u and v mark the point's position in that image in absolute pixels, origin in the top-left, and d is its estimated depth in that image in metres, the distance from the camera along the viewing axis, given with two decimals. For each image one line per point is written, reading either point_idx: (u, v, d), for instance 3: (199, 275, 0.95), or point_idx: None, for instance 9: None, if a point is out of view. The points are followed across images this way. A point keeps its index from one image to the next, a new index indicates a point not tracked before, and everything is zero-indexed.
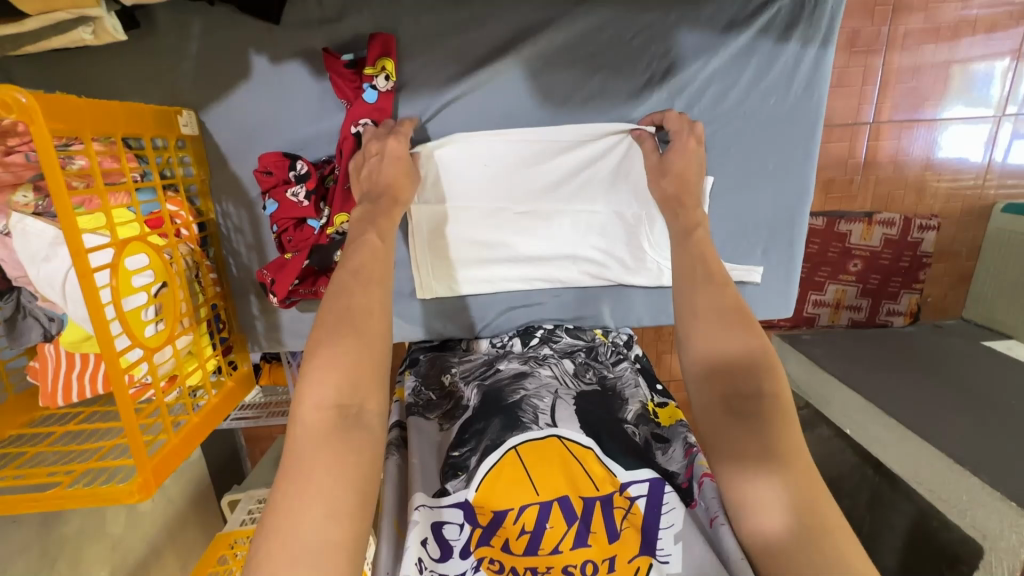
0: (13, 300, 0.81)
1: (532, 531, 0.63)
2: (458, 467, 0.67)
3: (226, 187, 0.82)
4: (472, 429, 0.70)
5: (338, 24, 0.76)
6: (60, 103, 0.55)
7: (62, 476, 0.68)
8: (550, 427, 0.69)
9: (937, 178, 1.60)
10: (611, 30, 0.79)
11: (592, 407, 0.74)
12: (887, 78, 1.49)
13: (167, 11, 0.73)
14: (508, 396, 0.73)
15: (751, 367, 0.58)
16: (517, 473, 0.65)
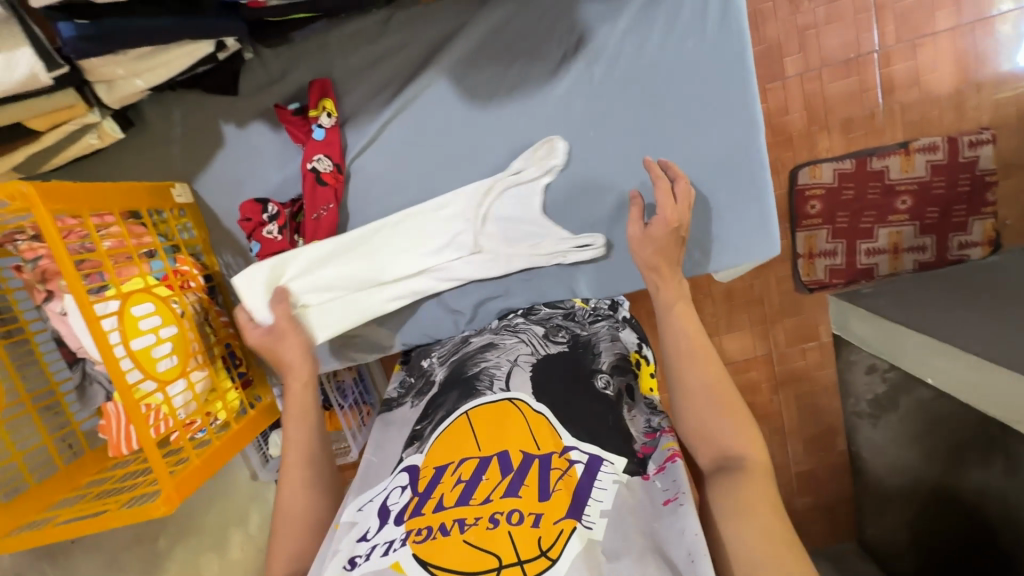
0: (80, 369, 0.97)
1: (466, 481, 0.63)
2: (415, 437, 0.74)
3: (225, 242, 0.95)
4: (433, 404, 0.77)
5: (283, 82, 0.88)
6: (57, 188, 0.69)
7: (115, 501, 0.80)
8: (504, 391, 0.73)
9: (977, 89, 1.48)
10: (517, 21, 0.85)
11: (554, 372, 0.77)
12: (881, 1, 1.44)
13: (152, 107, 0.89)
14: (468, 369, 0.79)
15: (729, 407, 0.70)
16: (464, 434, 0.68)
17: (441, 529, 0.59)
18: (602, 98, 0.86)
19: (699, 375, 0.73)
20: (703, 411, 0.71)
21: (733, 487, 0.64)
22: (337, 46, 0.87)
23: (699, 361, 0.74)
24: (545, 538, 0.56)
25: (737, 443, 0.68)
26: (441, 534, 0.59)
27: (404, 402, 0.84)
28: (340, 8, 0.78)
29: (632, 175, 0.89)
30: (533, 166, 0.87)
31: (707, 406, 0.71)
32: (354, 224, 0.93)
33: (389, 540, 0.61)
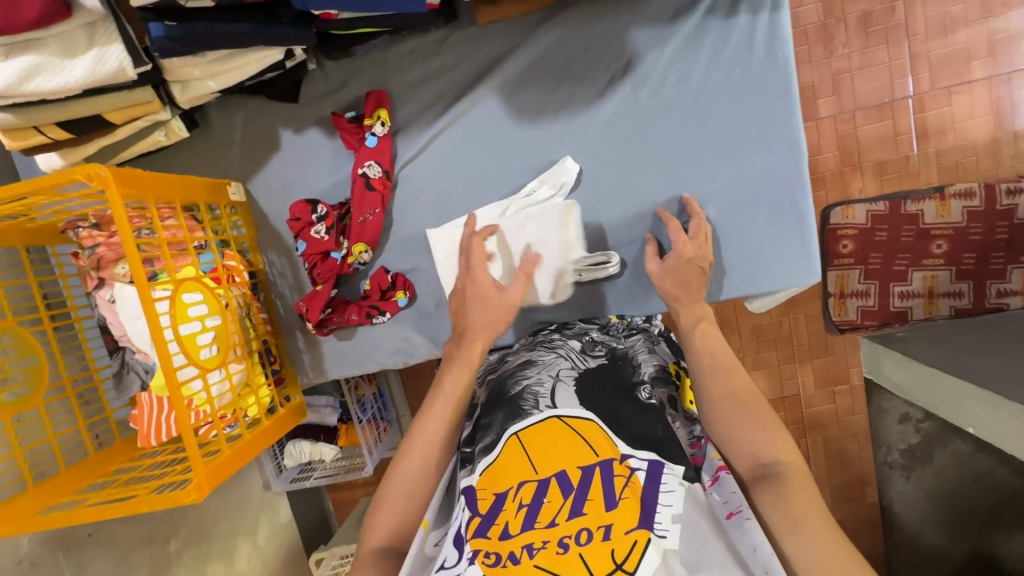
0: (119, 357, 1.00)
1: (528, 505, 0.61)
2: (468, 460, 0.72)
3: (270, 241, 0.98)
4: (481, 424, 0.74)
5: (341, 93, 0.93)
6: (130, 178, 0.73)
7: (145, 488, 0.80)
8: (550, 409, 0.70)
9: (1014, 138, 1.47)
10: (568, 43, 0.88)
11: (595, 385, 0.75)
12: (917, 50, 1.45)
13: (217, 111, 0.94)
14: (511, 389, 0.76)
15: (756, 414, 0.70)
16: (516, 455, 0.66)
17: (511, 556, 0.58)
18: (646, 120, 0.88)
19: (722, 385, 0.73)
20: (732, 422, 0.70)
21: (774, 495, 0.63)
22: (394, 63, 0.92)
23: (721, 372, 0.74)
24: (619, 550, 0.56)
25: (771, 447, 0.67)
26: (512, 562, 0.58)
27: (454, 424, 0.83)
28: (403, 23, 0.83)
29: (672, 194, 0.90)
30: (547, 184, 0.89)
31: (735, 415, 0.70)
32: (397, 231, 0.96)
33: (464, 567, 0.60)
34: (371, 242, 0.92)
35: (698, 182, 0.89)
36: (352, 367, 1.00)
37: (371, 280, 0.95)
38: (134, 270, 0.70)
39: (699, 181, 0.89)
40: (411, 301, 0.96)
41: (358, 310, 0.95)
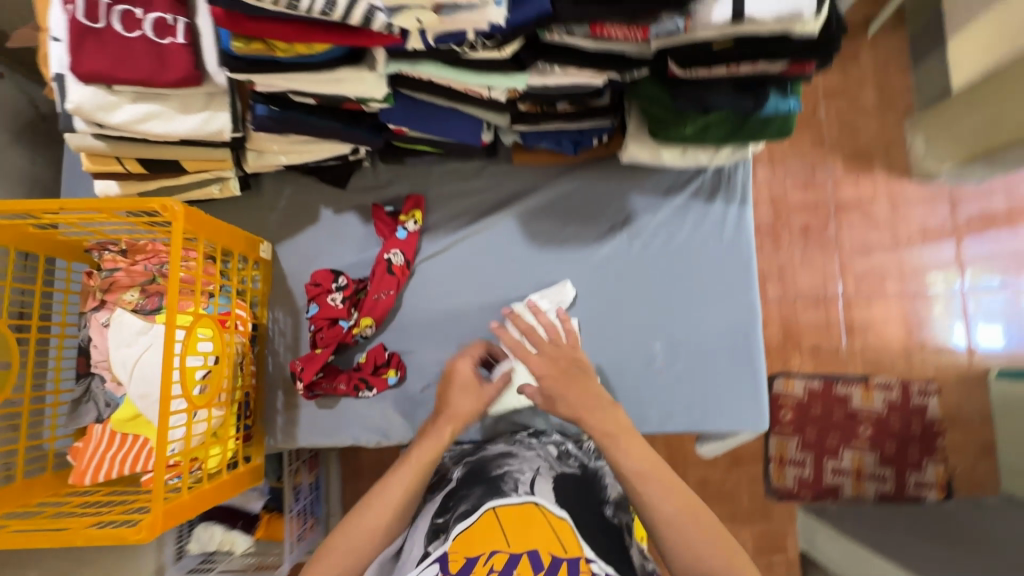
0: (84, 383, 0.98)
1: (499, 571, 0.62)
2: (439, 531, 0.74)
3: (281, 300, 1.05)
4: (455, 496, 0.79)
5: (384, 189, 1.08)
6: (191, 220, 0.81)
7: (81, 522, 0.75)
8: (528, 493, 0.75)
9: (923, 348, 1.74)
10: (580, 192, 1.08)
11: (568, 489, 0.81)
12: (845, 261, 1.77)
13: (270, 180, 1.07)
14: (492, 471, 0.82)
15: (706, 530, 0.72)
16: (492, 527, 0.69)
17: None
18: (635, 266, 1.06)
19: (670, 505, 0.74)
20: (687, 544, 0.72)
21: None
22: (436, 176, 1.09)
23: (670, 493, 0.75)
24: None
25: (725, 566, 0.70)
26: None
27: (423, 502, 0.86)
28: (454, 147, 1.01)
29: (649, 330, 1.04)
30: (547, 299, 1.03)
31: (687, 536, 0.72)
32: (403, 314, 1.04)
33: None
34: (379, 319, 1.00)
35: (672, 324, 1.04)
36: (325, 437, 1.00)
37: (367, 353, 1.00)
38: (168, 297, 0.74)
39: (673, 323, 1.04)
40: (400, 381, 1.01)
41: (347, 380, 0.99)
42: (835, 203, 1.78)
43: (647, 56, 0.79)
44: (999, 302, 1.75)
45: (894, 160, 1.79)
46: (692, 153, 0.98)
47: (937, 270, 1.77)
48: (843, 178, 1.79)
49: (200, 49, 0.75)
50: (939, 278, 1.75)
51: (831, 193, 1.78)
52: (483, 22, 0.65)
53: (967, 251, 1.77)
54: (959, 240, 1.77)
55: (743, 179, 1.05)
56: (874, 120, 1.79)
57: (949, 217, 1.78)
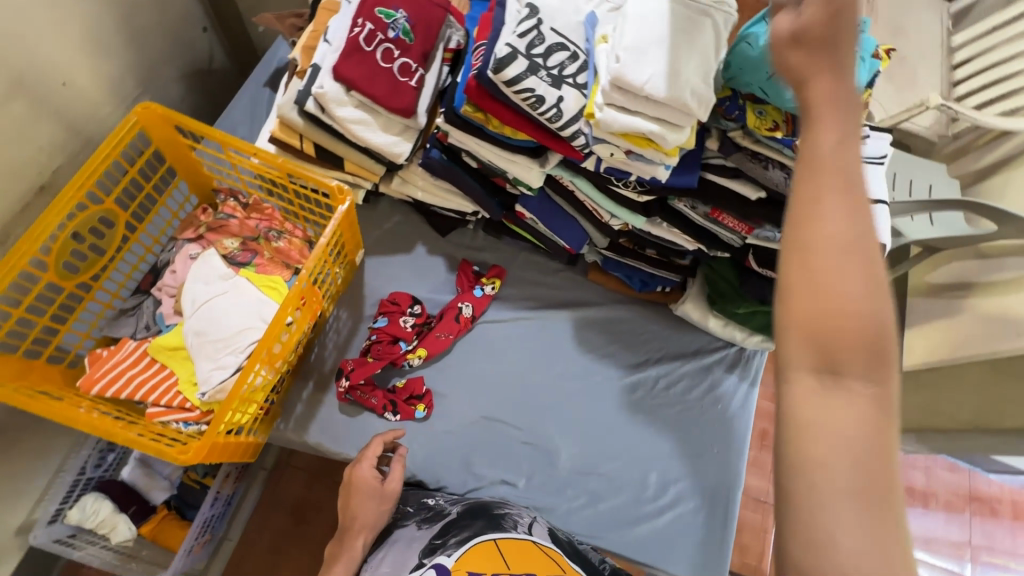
0: (139, 299, 1.00)
1: None
2: (436, 547, 0.75)
3: (350, 303, 1.14)
4: (457, 524, 0.80)
5: (476, 251, 1.23)
6: (343, 220, 0.95)
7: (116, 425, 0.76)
8: (527, 533, 0.79)
9: None
10: (630, 321, 1.24)
11: (563, 542, 0.85)
12: None
13: (387, 205, 1.22)
14: (495, 509, 0.85)
15: (867, 268, 0.38)
16: (491, 554, 0.72)
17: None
18: (654, 403, 1.18)
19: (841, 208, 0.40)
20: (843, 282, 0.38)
21: (848, 436, 0.37)
22: (520, 260, 1.25)
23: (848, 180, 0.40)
24: None
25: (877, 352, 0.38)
26: None
27: (409, 523, 0.86)
28: (550, 246, 1.19)
29: (649, 459, 1.14)
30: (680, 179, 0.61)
31: (838, 260, 0.38)
32: (448, 360, 1.14)
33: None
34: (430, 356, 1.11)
35: (670, 462, 1.14)
36: (331, 442, 1.03)
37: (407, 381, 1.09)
38: (305, 271, 0.88)
39: (671, 462, 1.14)
40: (424, 418, 1.08)
41: (382, 397, 1.05)
42: None
43: (735, 243, 1.02)
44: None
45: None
46: (732, 327, 1.19)
47: None
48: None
49: (422, 95, 0.94)
50: None
51: None
52: (651, 174, 0.86)
53: None
54: None
55: (758, 366, 1.24)
56: None
57: None
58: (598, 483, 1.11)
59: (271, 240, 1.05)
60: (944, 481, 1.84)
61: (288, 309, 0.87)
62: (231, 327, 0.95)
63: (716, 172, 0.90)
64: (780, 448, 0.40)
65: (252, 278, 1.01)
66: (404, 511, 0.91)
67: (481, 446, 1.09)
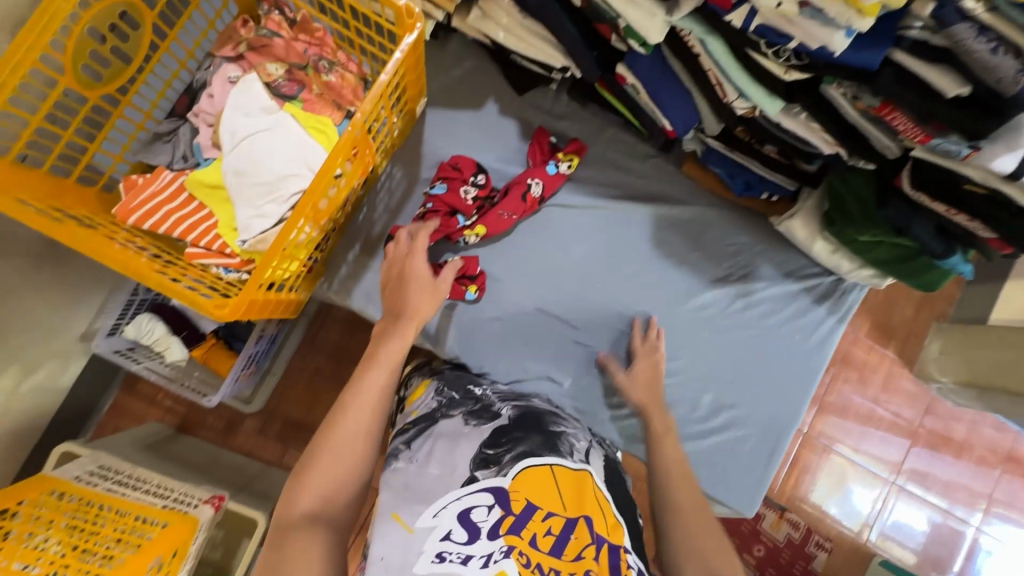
0: (175, 124, 0.88)
1: (556, 535, 0.62)
2: (490, 462, 0.68)
3: (406, 162, 0.99)
4: (509, 435, 0.72)
5: (555, 119, 1.04)
6: (408, 56, 0.76)
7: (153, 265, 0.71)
8: (584, 463, 0.72)
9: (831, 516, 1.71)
10: (719, 227, 1.07)
11: (616, 477, 0.77)
12: (822, 408, 1.74)
13: (458, 45, 1.00)
14: (550, 425, 0.76)
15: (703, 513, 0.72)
16: (548, 481, 0.66)
17: (537, 569, 0.59)
18: (723, 323, 1.07)
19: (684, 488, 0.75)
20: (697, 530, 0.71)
21: None
22: (604, 136, 1.05)
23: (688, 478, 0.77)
24: None
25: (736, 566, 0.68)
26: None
27: (454, 415, 0.78)
28: (645, 125, 0.99)
29: (706, 380, 1.06)
30: None
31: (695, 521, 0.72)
32: (506, 242, 1.02)
33: (486, 552, 0.60)
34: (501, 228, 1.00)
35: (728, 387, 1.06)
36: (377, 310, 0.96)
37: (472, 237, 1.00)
38: (360, 114, 0.72)
39: (729, 387, 1.06)
40: (474, 301, 0.99)
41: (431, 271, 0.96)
42: (843, 355, 1.75)
43: (890, 155, 0.80)
44: (886, 513, 1.72)
45: (907, 348, 1.75)
46: (840, 257, 1.01)
47: (884, 451, 1.73)
48: (862, 339, 1.75)
49: None
50: (873, 464, 1.72)
51: (846, 344, 1.75)
52: (821, 41, 0.65)
53: (920, 448, 1.74)
54: (912, 439, 1.74)
55: (853, 301, 1.08)
56: (913, 303, 1.76)
57: (915, 419, 1.75)
58: None
59: (320, 72, 0.88)
60: (985, 437, 1.76)
61: (339, 160, 0.73)
62: (274, 171, 0.84)
63: (911, 51, 0.66)
64: None
65: (297, 116, 0.88)
66: (447, 395, 0.84)
67: (529, 340, 1.01)
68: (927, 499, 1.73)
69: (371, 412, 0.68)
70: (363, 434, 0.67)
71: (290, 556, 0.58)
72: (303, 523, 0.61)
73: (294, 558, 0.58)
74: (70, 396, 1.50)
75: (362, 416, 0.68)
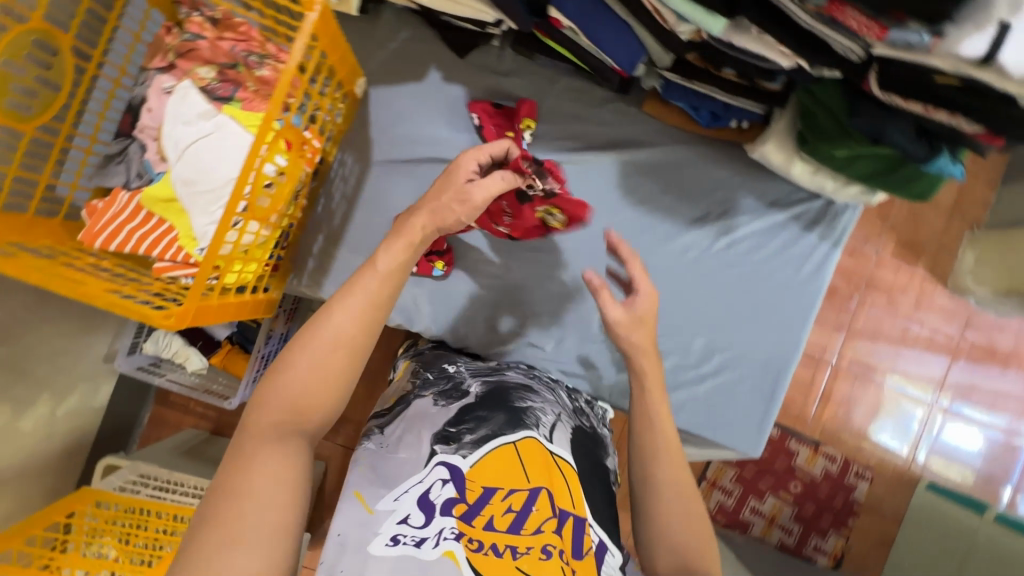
0: (123, 144, 0.89)
1: (516, 511, 0.61)
2: (450, 438, 0.68)
3: (356, 146, 0.98)
4: (473, 414, 0.72)
5: (503, 77, 0.99)
6: (321, 30, 0.73)
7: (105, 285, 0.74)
8: (550, 440, 0.70)
9: (872, 444, 1.65)
10: (691, 166, 1.02)
11: (585, 447, 0.76)
12: (849, 336, 1.64)
13: (391, 15, 0.97)
14: (514, 400, 0.75)
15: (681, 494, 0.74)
16: (511, 461, 0.65)
17: (492, 548, 0.58)
18: (707, 263, 1.02)
19: (667, 463, 0.74)
20: (680, 518, 0.72)
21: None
22: (558, 87, 1.00)
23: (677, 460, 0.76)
24: None
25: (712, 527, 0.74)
26: (494, 554, 0.58)
27: (425, 395, 0.79)
28: (594, 68, 0.93)
29: (695, 325, 1.02)
30: None
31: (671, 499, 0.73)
32: None
33: (437, 531, 0.59)
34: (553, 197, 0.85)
35: (720, 330, 1.02)
36: None
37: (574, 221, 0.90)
38: (272, 102, 0.67)
39: (722, 330, 1.02)
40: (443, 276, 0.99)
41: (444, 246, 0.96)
42: (869, 278, 1.63)
43: (852, 58, 0.73)
44: (937, 433, 1.65)
45: (938, 264, 1.63)
46: (823, 176, 0.94)
47: (921, 373, 1.64)
48: (886, 259, 1.63)
49: None
50: (912, 387, 1.64)
51: (871, 267, 1.63)
52: None
53: (959, 365, 1.65)
54: (952, 356, 1.65)
55: (847, 224, 1.02)
56: (942, 215, 1.63)
57: (955, 336, 1.65)
58: None
59: (252, 68, 0.87)
60: None
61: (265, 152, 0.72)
62: (220, 176, 0.84)
63: None
64: None
65: (236, 116, 0.86)
66: (422, 377, 0.86)
67: (507, 308, 1.00)
68: (970, 415, 1.65)
69: (346, 337, 0.63)
70: (339, 354, 0.62)
71: (261, 464, 0.56)
72: (273, 437, 0.58)
73: (265, 467, 0.56)
74: (107, 415, 1.56)
75: (335, 342, 0.62)
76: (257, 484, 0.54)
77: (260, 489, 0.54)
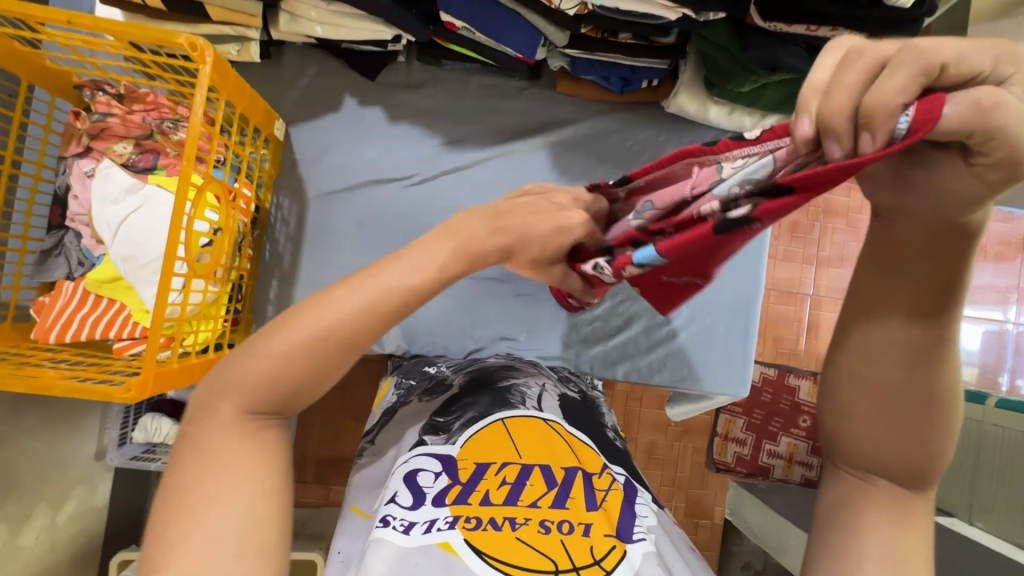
0: (58, 236, 0.90)
1: (511, 483, 0.61)
2: (439, 428, 0.70)
3: (290, 186, 0.99)
4: (459, 403, 0.74)
5: (418, 89, 1.02)
6: (220, 78, 0.74)
7: (65, 373, 0.75)
8: (537, 409, 0.72)
9: None
10: (616, 133, 1.05)
11: (574, 412, 0.78)
12: (820, 265, 1.66)
13: (295, 55, 0.99)
14: (499, 382, 0.78)
15: (929, 387, 0.45)
16: (500, 437, 0.66)
17: (490, 522, 0.56)
18: None
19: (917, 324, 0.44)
20: (895, 419, 0.46)
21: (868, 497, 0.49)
22: (473, 87, 1.03)
23: (940, 351, 0.45)
24: (596, 548, 0.55)
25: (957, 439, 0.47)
26: (492, 528, 0.56)
27: (411, 399, 0.80)
28: (500, 61, 0.96)
29: None
30: None
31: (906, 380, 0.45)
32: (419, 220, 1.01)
33: (429, 519, 0.57)
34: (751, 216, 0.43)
35: None
36: None
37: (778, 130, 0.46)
38: (186, 158, 0.68)
39: None
40: None
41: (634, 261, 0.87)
42: (825, 205, 1.66)
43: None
44: None
45: None
46: (739, 115, 0.98)
47: None
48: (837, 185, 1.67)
49: None
50: None
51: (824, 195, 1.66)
52: None
53: None
54: None
55: None
56: None
57: None
58: (607, 313, 1.04)
59: (168, 134, 0.89)
60: (992, 232, 1.71)
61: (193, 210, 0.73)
62: (158, 243, 0.85)
63: None
64: (826, 541, 0.50)
65: (164, 183, 0.87)
66: (406, 385, 0.86)
67: (476, 307, 1.01)
68: None
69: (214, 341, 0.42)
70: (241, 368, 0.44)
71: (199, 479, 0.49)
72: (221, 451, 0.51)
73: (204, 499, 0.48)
74: (112, 512, 1.51)
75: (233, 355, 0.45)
76: (229, 481, 0.49)
77: (222, 476, 0.49)
